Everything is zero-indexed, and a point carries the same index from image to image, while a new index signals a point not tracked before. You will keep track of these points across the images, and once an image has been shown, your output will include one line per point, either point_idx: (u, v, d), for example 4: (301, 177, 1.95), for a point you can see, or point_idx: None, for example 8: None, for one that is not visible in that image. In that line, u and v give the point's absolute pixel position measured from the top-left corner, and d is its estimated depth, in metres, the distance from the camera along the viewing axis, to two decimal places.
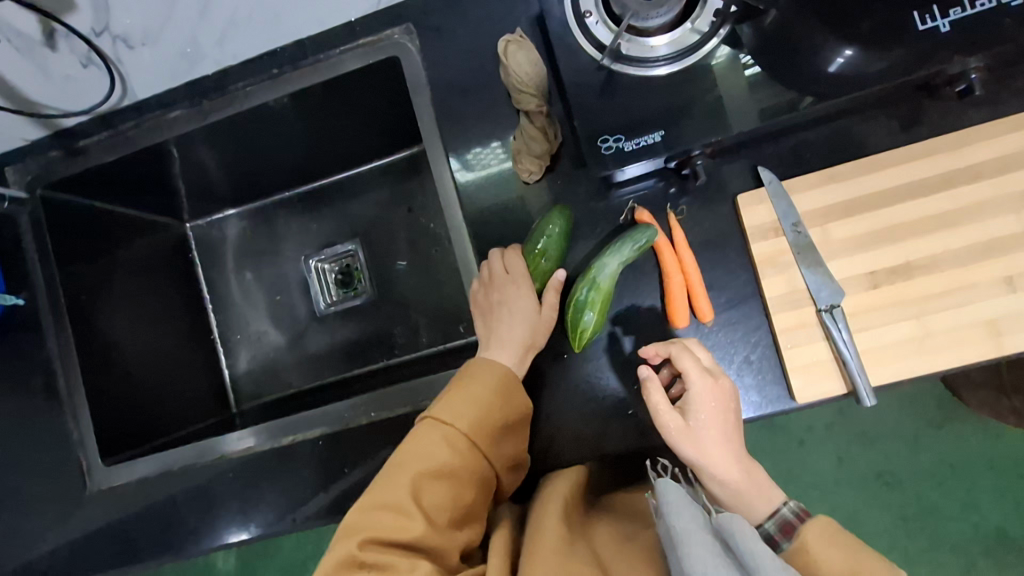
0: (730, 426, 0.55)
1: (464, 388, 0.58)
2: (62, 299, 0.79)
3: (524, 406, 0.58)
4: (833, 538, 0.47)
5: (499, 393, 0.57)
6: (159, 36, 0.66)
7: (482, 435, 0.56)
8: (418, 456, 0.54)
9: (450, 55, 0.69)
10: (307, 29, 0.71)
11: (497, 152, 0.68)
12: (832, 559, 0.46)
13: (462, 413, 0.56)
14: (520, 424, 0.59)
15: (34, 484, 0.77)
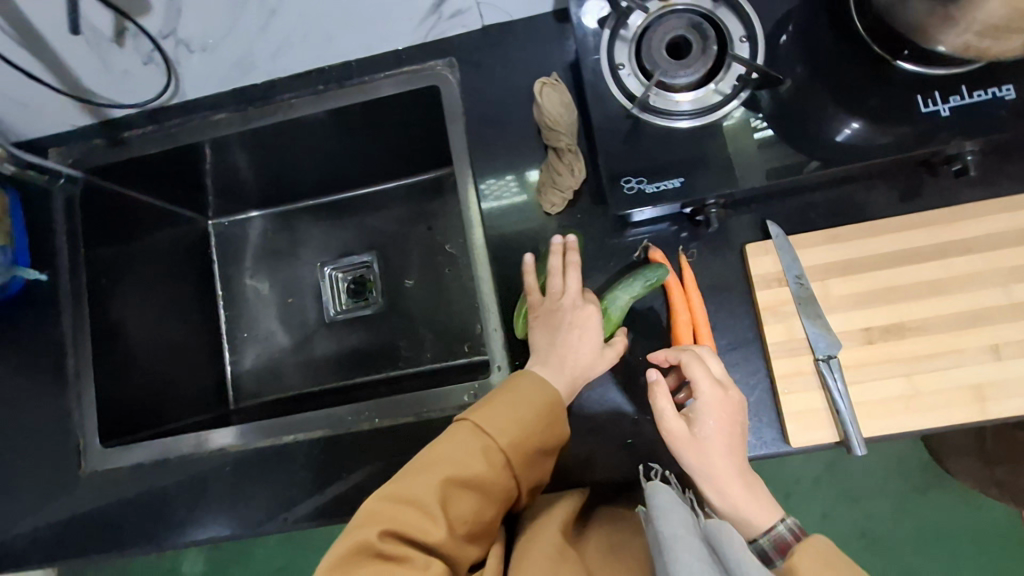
0: (735, 437, 0.57)
1: (509, 402, 0.58)
2: (83, 280, 0.81)
3: (559, 436, 0.59)
4: (830, 565, 0.47)
5: (542, 417, 0.58)
6: (220, 44, 0.71)
7: (518, 456, 0.57)
8: (454, 460, 0.54)
9: (488, 90, 0.74)
10: (357, 52, 0.76)
11: (510, 185, 0.72)
12: None
13: (505, 428, 0.56)
14: (550, 451, 0.60)
15: (28, 461, 0.77)
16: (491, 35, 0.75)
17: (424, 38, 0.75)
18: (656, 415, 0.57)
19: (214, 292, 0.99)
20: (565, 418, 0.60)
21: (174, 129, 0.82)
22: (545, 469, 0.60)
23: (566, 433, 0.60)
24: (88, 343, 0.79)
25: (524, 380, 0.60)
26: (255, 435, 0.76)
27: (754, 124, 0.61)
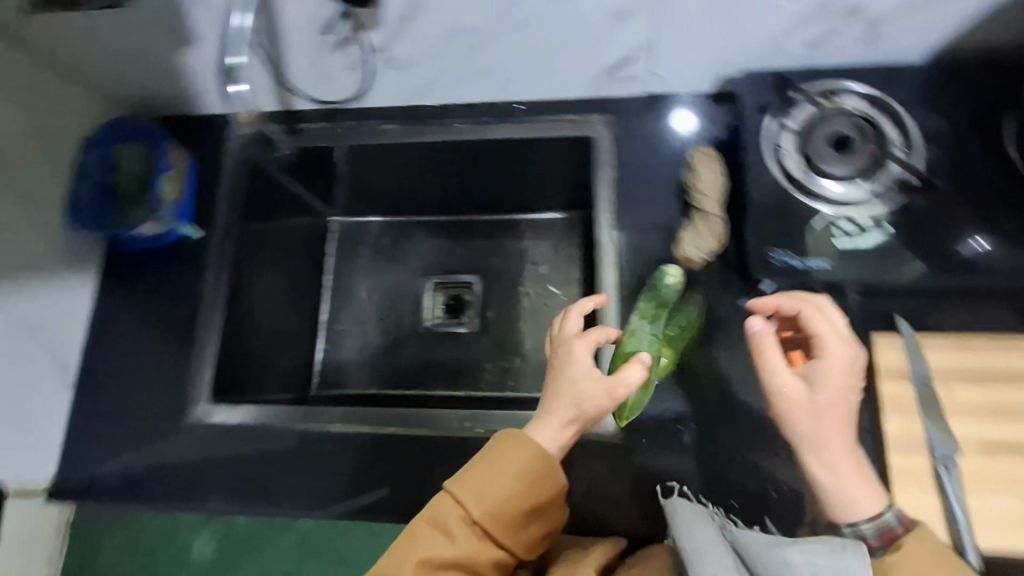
0: (852, 405, 0.54)
1: (489, 468, 0.55)
2: (233, 246, 0.87)
3: (553, 489, 0.56)
4: (922, 553, 0.49)
5: (520, 480, 0.54)
6: (419, 65, 0.79)
7: (501, 523, 0.53)
8: (431, 540, 0.52)
9: (638, 149, 0.81)
10: (527, 94, 0.84)
11: (610, 235, 0.77)
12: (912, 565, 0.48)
13: (479, 495, 0.54)
14: (549, 507, 0.56)
15: (141, 401, 0.82)
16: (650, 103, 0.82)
17: (591, 94, 0.83)
18: (768, 368, 0.55)
19: (323, 283, 1.01)
20: (560, 469, 0.57)
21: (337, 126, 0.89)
22: (546, 524, 0.57)
23: (563, 482, 0.56)
24: (221, 304, 0.85)
25: (502, 437, 0.57)
26: (355, 420, 0.78)
27: (843, 231, 0.68)
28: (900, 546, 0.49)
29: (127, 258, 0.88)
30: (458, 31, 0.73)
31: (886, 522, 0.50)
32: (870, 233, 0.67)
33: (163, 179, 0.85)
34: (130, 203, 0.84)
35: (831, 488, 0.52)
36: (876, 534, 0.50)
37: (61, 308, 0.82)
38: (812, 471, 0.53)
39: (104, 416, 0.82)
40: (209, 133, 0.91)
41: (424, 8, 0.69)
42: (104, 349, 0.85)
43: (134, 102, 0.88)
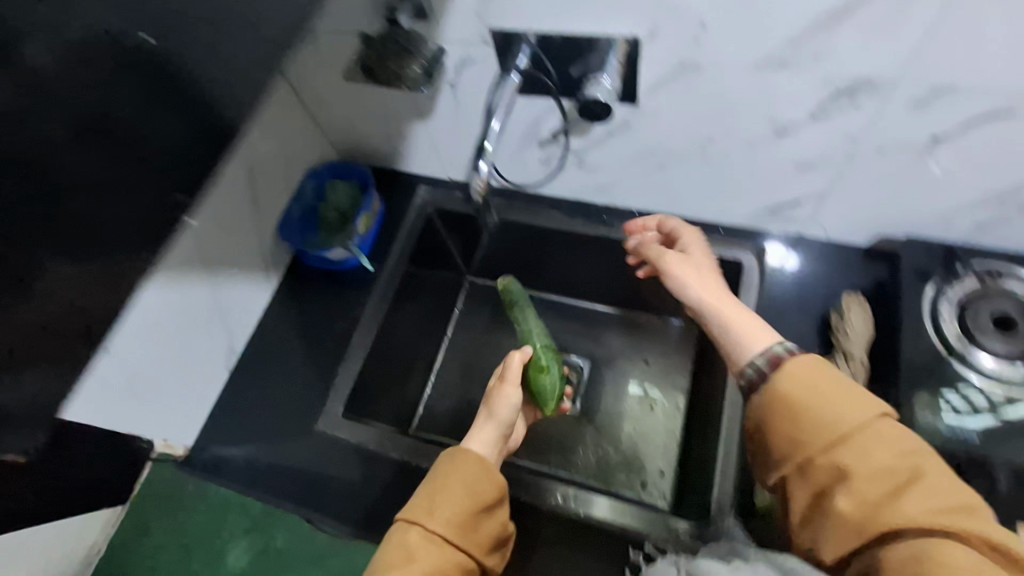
0: (718, 277, 0.72)
1: (445, 485, 0.62)
2: (396, 281, 0.96)
3: (494, 488, 0.64)
4: (822, 374, 0.52)
5: (464, 486, 0.62)
6: (603, 173, 0.87)
7: (458, 530, 0.60)
8: (396, 559, 0.57)
9: (780, 284, 0.86)
10: (686, 212, 0.92)
11: None
12: (816, 386, 0.51)
13: (433, 511, 0.61)
14: (494, 509, 0.64)
15: (279, 400, 0.91)
16: (805, 248, 0.88)
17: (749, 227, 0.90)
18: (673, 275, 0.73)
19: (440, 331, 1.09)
20: (495, 475, 0.65)
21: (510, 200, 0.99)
22: (497, 527, 0.64)
23: (501, 483, 0.65)
24: (375, 328, 0.92)
25: (452, 454, 0.66)
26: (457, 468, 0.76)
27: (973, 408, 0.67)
28: (788, 368, 0.53)
29: (306, 272, 1.00)
30: (654, 150, 0.79)
31: (775, 352, 0.56)
32: (984, 415, 0.67)
33: (361, 216, 0.96)
34: (329, 229, 0.96)
35: (728, 334, 0.62)
36: (767, 365, 0.56)
37: (249, 302, 0.94)
38: (729, 349, 0.62)
39: (250, 403, 0.91)
40: (396, 187, 1.06)
41: (631, 128, 0.76)
42: (266, 345, 0.95)
43: (351, 150, 1.05)
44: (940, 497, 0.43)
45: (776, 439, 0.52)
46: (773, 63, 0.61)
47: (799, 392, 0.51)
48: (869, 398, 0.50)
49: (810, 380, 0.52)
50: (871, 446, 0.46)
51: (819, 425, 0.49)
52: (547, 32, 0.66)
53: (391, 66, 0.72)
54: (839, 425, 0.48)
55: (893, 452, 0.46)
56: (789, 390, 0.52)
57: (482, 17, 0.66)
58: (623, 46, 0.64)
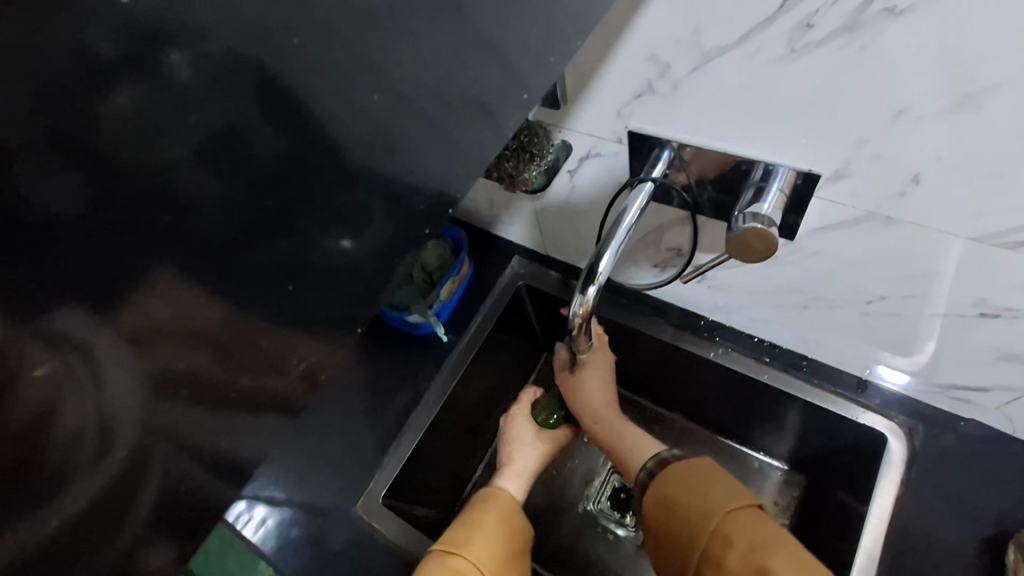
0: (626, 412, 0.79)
1: (481, 520, 0.69)
2: (469, 359, 0.89)
3: (521, 538, 0.70)
4: (697, 474, 0.63)
5: (500, 522, 0.69)
6: (733, 292, 0.72)
7: (494, 569, 0.64)
8: None
9: (930, 474, 0.69)
10: (824, 356, 0.75)
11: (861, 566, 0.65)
12: (689, 483, 0.62)
13: (473, 543, 0.66)
14: (521, 560, 0.68)
15: (325, 463, 0.84)
16: (976, 435, 0.71)
17: (906, 393, 0.73)
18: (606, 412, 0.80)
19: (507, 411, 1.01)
20: (523, 521, 0.72)
21: (609, 292, 0.85)
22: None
23: (526, 532, 0.71)
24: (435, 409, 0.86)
25: (483, 496, 0.73)
26: None
27: None
28: (663, 473, 0.65)
29: (381, 325, 0.94)
30: (801, 289, 0.65)
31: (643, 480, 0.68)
32: None
33: (446, 282, 0.89)
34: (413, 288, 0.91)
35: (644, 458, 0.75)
36: (659, 467, 0.68)
37: None
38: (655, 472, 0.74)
39: (294, 457, 0.84)
40: (488, 249, 0.98)
41: (778, 261, 0.63)
42: (325, 396, 0.89)
43: None
44: (768, 574, 0.52)
45: (659, 532, 0.62)
46: (1003, 242, 0.47)
47: (675, 490, 0.62)
48: (726, 490, 0.60)
49: (680, 476, 0.63)
50: (734, 539, 0.56)
51: (689, 518, 0.59)
52: (696, 146, 0.55)
53: (506, 163, 0.64)
54: (708, 517, 0.58)
55: (758, 543, 0.55)
56: (660, 491, 0.63)
57: (623, 117, 0.56)
58: (792, 178, 0.52)
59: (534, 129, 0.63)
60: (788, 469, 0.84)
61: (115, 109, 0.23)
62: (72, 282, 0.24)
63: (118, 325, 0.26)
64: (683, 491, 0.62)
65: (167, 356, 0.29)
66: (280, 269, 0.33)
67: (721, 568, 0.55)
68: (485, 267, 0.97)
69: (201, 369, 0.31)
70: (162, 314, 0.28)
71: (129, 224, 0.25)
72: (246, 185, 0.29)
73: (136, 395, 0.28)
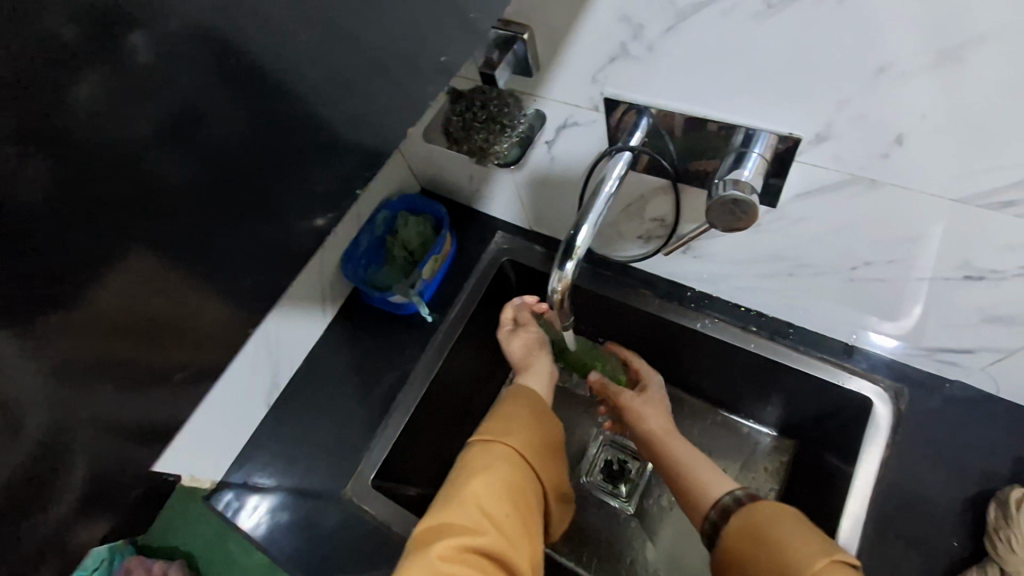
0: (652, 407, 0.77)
1: (517, 410, 0.68)
2: (456, 337, 0.88)
3: (556, 433, 0.69)
4: (795, 518, 0.55)
5: (537, 413, 0.68)
6: (719, 260, 0.71)
7: (535, 455, 0.64)
8: (483, 486, 0.58)
9: (914, 437, 0.70)
10: (812, 323, 0.74)
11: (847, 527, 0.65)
12: (784, 517, 0.55)
13: (513, 429, 0.65)
14: (558, 453, 0.68)
15: (314, 446, 0.84)
16: (963, 398, 0.70)
17: (893, 358, 0.72)
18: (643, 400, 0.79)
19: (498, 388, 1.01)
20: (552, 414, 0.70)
21: (595, 265, 0.84)
22: (561, 475, 0.67)
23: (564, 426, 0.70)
24: (422, 388, 0.85)
25: (514, 390, 0.71)
26: None
27: None
28: (750, 510, 0.57)
29: (365, 307, 0.93)
30: (787, 256, 0.64)
31: (724, 505, 0.61)
32: None
33: (429, 261, 0.87)
34: (396, 268, 0.90)
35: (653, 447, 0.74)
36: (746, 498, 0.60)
37: (298, 338, 0.87)
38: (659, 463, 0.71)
39: (283, 443, 0.85)
40: (473, 226, 0.96)
41: (762, 229, 0.61)
42: (312, 381, 0.89)
43: (432, 180, 0.96)
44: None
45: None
46: (989, 203, 0.45)
47: (762, 533, 0.54)
48: (825, 541, 0.52)
49: (769, 519, 0.55)
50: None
51: (777, 567, 0.51)
52: (675, 113, 0.53)
53: (476, 135, 0.62)
54: (797, 568, 0.50)
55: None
56: (743, 529, 0.56)
57: (597, 83, 0.54)
58: (772, 144, 0.50)
59: (505, 100, 0.60)
60: (777, 435, 0.84)
61: (22, 72, 0.22)
62: (20, 279, 0.24)
63: (64, 315, 0.26)
64: (775, 524, 0.54)
65: (109, 347, 0.29)
66: (207, 242, 0.32)
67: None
68: (470, 244, 0.95)
69: (134, 357, 0.30)
70: (107, 302, 0.28)
71: (67, 213, 0.25)
72: (178, 161, 0.28)
73: (73, 389, 0.28)
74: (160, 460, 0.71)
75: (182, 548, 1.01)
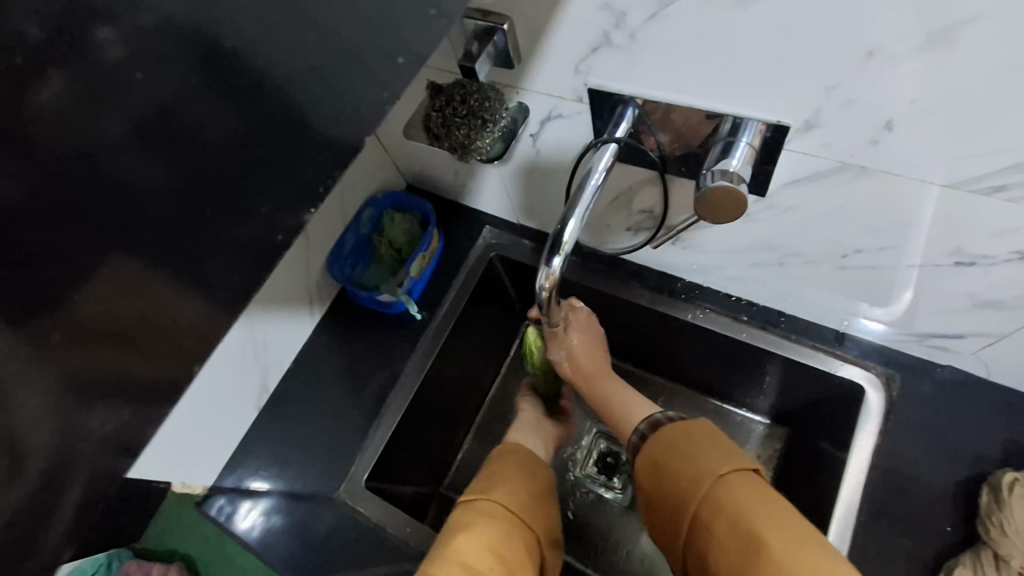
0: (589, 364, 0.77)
1: (501, 467, 0.69)
2: (446, 334, 0.87)
3: (546, 484, 0.70)
4: (715, 436, 0.60)
5: (521, 466, 0.69)
6: (707, 251, 0.70)
7: (522, 506, 0.64)
8: (469, 544, 0.58)
9: (907, 422, 0.69)
10: (801, 312, 0.74)
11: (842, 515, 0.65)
12: (697, 433, 0.61)
13: (496, 485, 0.66)
14: (550, 501, 0.68)
15: (306, 448, 0.83)
16: (955, 381, 0.70)
17: (884, 343, 0.72)
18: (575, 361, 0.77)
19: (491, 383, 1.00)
20: (543, 467, 0.71)
21: (583, 258, 0.83)
22: (555, 522, 0.68)
23: (552, 478, 0.71)
24: (413, 386, 0.84)
25: (502, 448, 0.73)
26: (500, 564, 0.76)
27: None
28: (655, 437, 0.63)
29: (353, 306, 0.92)
30: (776, 245, 0.63)
31: (633, 444, 0.66)
32: None
33: (416, 259, 0.86)
34: (383, 267, 0.90)
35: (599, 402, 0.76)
36: (649, 429, 0.66)
37: (286, 338, 0.85)
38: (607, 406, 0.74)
39: (275, 446, 0.83)
40: (461, 221, 0.95)
41: (752, 218, 0.61)
42: (302, 382, 0.87)
43: (417, 176, 0.94)
44: (763, 542, 0.51)
45: (649, 496, 0.61)
46: (980, 187, 0.45)
47: (671, 451, 0.60)
48: (733, 455, 0.58)
49: (680, 436, 0.61)
50: (726, 507, 0.54)
51: (680, 481, 0.58)
52: (661, 102, 0.52)
53: (458, 131, 0.59)
54: (699, 482, 0.57)
55: (754, 511, 0.53)
56: (650, 454, 0.62)
57: (580, 73, 0.53)
58: (761, 132, 0.49)
59: (486, 93, 0.59)
60: (771, 423, 0.84)
61: None
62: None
63: (17, 334, 0.25)
64: (686, 439, 0.60)
65: (95, 355, 0.28)
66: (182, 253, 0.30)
67: (710, 542, 0.54)
68: (458, 239, 0.94)
69: (119, 367, 0.29)
70: (92, 313, 0.27)
71: (41, 218, 0.25)
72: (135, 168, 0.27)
73: (49, 406, 0.27)
74: (134, 467, 0.68)
75: (179, 552, 1.00)
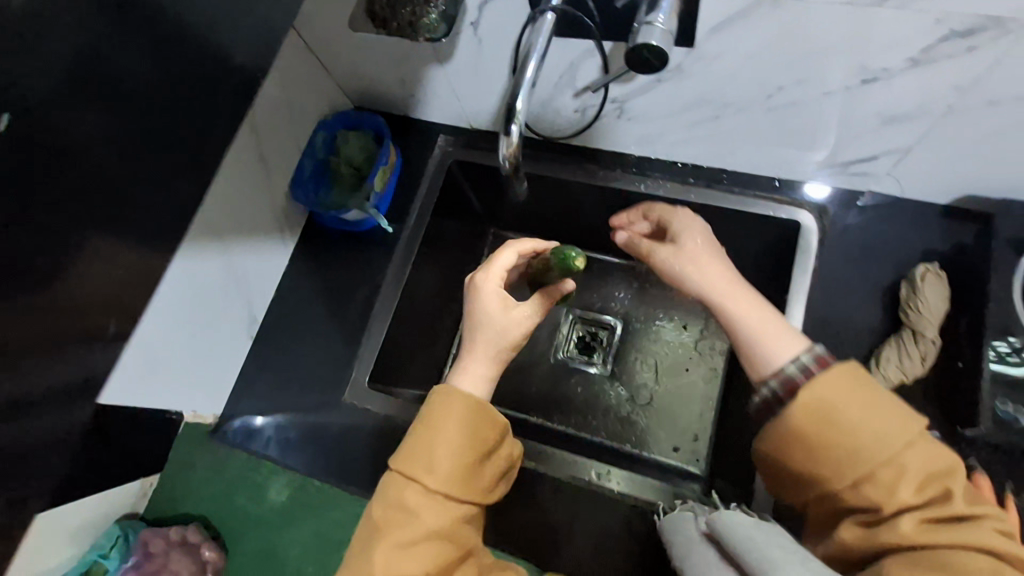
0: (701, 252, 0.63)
1: (439, 427, 0.59)
2: (419, 242, 0.91)
3: (498, 430, 0.61)
4: (854, 379, 0.50)
5: (464, 424, 0.59)
6: (649, 117, 0.75)
7: (462, 484, 0.58)
8: (396, 559, 0.54)
9: (838, 248, 0.79)
10: (741, 166, 0.81)
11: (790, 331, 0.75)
12: (851, 389, 0.49)
13: (434, 466, 0.57)
14: (492, 452, 0.61)
15: (304, 366, 0.88)
16: (876, 205, 0.80)
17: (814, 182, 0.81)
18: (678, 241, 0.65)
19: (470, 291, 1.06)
20: (494, 415, 0.61)
21: (538, 149, 0.87)
22: (496, 469, 0.62)
23: (502, 421, 0.62)
24: (395, 295, 0.89)
25: (444, 394, 0.60)
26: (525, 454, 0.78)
27: None
28: (825, 376, 0.50)
29: (324, 233, 0.94)
30: (710, 99, 0.69)
31: (788, 374, 0.53)
32: None
33: (377, 173, 0.88)
34: (344, 187, 0.91)
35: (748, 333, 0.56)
36: (815, 363, 0.52)
37: (265, 269, 0.88)
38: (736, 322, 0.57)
39: (275, 370, 0.88)
40: (416, 136, 0.97)
41: (683, 74, 0.66)
42: (288, 310, 0.91)
43: (364, 96, 0.95)
44: (944, 496, 0.46)
45: (798, 447, 0.50)
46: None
47: (836, 401, 0.49)
48: (904, 413, 0.49)
49: (845, 387, 0.50)
50: (910, 468, 0.46)
51: (858, 438, 0.48)
52: None
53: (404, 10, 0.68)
54: (884, 447, 0.47)
55: (933, 467, 0.47)
56: (818, 400, 0.49)
57: None
58: None
59: None
60: None
61: None
62: None
63: None
64: (840, 392, 0.49)
65: None
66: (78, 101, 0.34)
67: (883, 510, 0.46)
68: (417, 154, 0.96)
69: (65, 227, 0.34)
70: None
71: None
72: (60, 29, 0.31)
73: None
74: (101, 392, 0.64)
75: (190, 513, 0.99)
